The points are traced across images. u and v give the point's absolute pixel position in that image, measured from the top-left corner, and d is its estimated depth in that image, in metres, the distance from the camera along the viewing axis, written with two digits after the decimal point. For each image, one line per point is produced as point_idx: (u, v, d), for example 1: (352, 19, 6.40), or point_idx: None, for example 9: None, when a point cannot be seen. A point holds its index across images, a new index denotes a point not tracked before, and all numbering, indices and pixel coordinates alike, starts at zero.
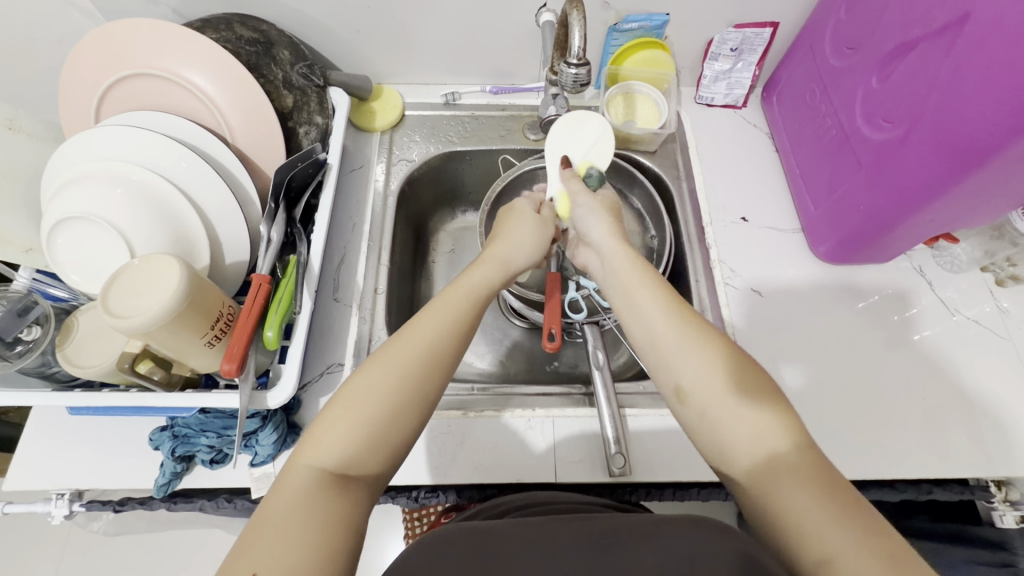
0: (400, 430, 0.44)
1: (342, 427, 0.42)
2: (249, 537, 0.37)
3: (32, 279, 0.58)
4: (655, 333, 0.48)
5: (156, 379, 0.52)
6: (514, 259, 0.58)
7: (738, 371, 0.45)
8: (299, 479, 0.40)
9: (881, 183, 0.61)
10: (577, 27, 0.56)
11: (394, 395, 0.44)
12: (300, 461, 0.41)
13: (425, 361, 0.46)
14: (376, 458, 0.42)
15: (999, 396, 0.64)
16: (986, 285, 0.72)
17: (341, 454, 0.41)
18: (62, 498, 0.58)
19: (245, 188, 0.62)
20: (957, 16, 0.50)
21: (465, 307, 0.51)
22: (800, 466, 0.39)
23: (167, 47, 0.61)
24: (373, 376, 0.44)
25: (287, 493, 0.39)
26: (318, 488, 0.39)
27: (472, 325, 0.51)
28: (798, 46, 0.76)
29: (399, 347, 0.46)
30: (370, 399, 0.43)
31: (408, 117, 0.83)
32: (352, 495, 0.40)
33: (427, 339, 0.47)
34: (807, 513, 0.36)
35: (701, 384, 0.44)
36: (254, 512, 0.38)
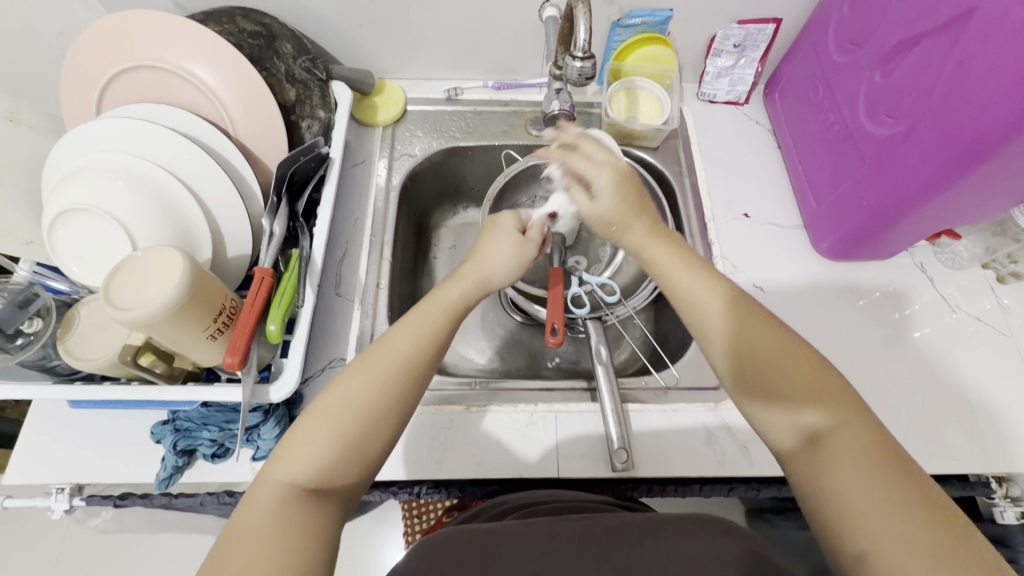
0: (373, 442, 0.44)
1: (317, 440, 0.42)
2: (224, 551, 0.37)
3: (33, 272, 0.57)
4: (696, 294, 0.51)
5: (157, 372, 0.52)
6: (496, 277, 0.58)
7: (781, 347, 0.45)
8: (273, 492, 0.40)
9: (883, 180, 0.61)
10: (583, 20, 0.56)
11: (369, 409, 0.44)
12: (273, 474, 0.41)
13: (400, 372, 0.47)
14: (352, 470, 0.43)
15: (999, 392, 0.65)
16: (987, 282, 0.72)
17: (315, 470, 0.42)
18: (62, 492, 0.57)
19: (247, 181, 0.62)
20: (962, 11, 0.50)
21: (441, 320, 0.52)
22: (841, 437, 0.40)
23: (167, 38, 0.61)
24: (349, 393, 0.45)
25: (259, 508, 0.39)
26: (293, 502, 0.40)
27: (448, 336, 0.52)
28: (801, 42, 0.76)
29: (378, 359, 0.47)
30: (343, 413, 0.44)
31: (410, 112, 0.83)
32: (325, 510, 0.41)
33: (405, 350, 0.48)
34: (851, 494, 0.38)
35: (743, 349, 0.47)
36: (223, 528, 0.39)
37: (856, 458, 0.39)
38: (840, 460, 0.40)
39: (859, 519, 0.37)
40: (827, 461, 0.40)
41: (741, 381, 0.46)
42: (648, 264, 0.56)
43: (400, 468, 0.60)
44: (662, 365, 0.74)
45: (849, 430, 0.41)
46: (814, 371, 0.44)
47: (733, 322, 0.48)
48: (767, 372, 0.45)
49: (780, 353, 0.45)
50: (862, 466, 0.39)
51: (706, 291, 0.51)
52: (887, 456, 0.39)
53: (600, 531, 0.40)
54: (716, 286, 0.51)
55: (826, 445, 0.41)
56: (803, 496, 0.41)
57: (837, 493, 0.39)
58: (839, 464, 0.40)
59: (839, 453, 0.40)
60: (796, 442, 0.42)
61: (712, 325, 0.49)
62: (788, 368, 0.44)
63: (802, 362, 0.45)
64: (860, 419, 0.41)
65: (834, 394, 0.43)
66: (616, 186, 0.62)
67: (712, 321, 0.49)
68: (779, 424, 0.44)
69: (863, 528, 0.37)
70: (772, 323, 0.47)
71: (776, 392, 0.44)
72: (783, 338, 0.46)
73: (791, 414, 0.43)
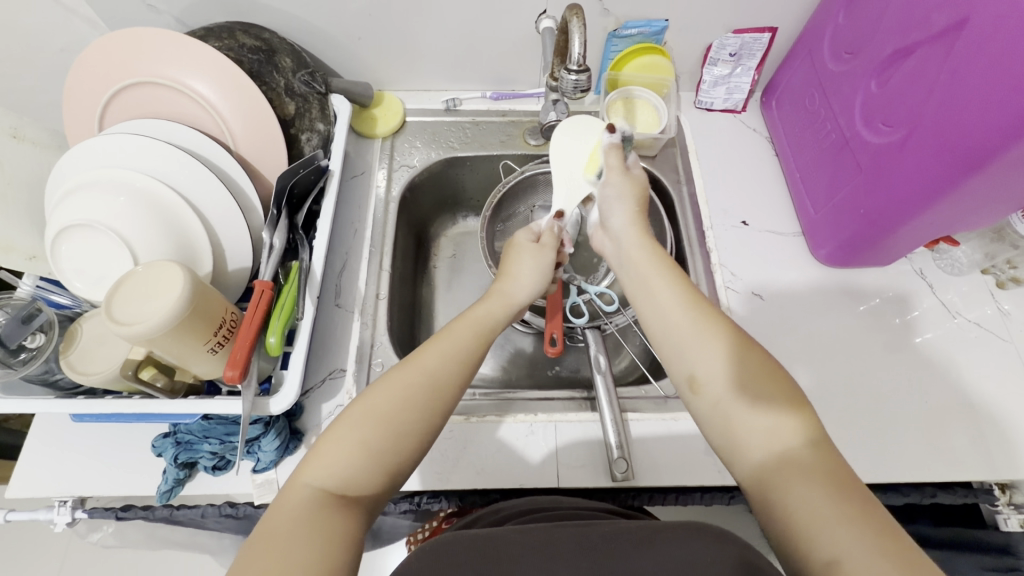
0: (401, 456, 0.44)
1: (345, 446, 0.43)
2: (250, 551, 0.37)
3: (36, 287, 0.58)
4: (669, 318, 0.51)
5: (159, 386, 0.52)
6: (520, 293, 0.59)
7: (754, 369, 0.46)
8: (300, 497, 0.41)
9: (880, 188, 0.61)
10: (577, 34, 0.56)
11: (399, 421, 0.45)
12: (302, 479, 0.42)
13: (427, 387, 0.47)
14: (377, 480, 0.43)
15: (1001, 397, 0.64)
16: (987, 287, 0.72)
17: (342, 476, 0.42)
18: (64, 505, 0.57)
19: (248, 195, 0.63)
20: (955, 21, 0.50)
21: (470, 338, 0.52)
22: (806, 456, 0.40)
23: (168, 55, 0.62)
24: (377, 402, 0.45)
25: (288, 510, 0.40)
26: (320, 507, 0.40)
27: (479, 353, 0.52)
28: (797, 50, 0.76)
29: (404, 373, 0.48)
30: (372, 424, 0.44)
31: (409, 122, 0.84)
32: (351, 516, 0.40)
33: (433, 367, 0.48)
34: (813, 511, 0.38)
35: (713, 374, 0.47)
36: (254, 528, 0.39)
37: (818, 475, 0.39)
38: (806, 477, 0.39)
39: (824, 532, 0.37)
40: (792, 476, 0.40)
41: (709, 405, 0.46)
42: (636, 276, 0.56)
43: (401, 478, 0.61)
44: (662, 373, 0.74)
45: (814, 452, 0.41)
46: (784, 392, 0.44)
47: (697, 345, 0.48)
48: (741, 389, 0.45)
49: (752, 376, 0.45)
50: (828, 483, 0.39)
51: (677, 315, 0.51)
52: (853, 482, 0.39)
53: (597, 536, 0.40)
54: (693, 308, 0.51)
55: (792, 461, 0.41)
56: (766, 511, 0.40)
57: (800, 506, 0.38)
58: (805, 481, 0.39)
59: (805, 471, 0.40)
60: (764, 458, 0.42)
61: (693, 340, 0.49)
62: (760, 389, 0.44)
63: (775, 384, 0.45)
64: (824, 448, 0.41)
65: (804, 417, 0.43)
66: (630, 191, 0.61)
67: (687, 339, 0.49)
68: (747, 439, 0.43)
69: (824, 537, 0.36)
70: (750, 347, 0.48)
71: (737, 412, 0.44)
72: (758, 364, 0.46)
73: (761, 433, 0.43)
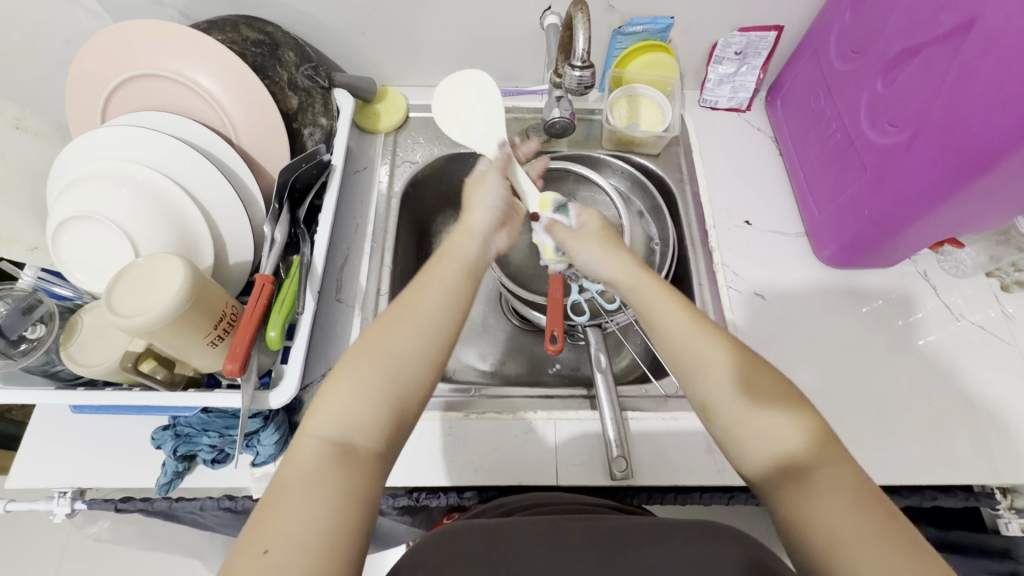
0: (404, 397, 0.43)
1: (348, 390, 0.42)
2: (264, 512, 0.37)
3: (38, 278, 0.58)
4: (683, 336, 0.49)
5: (159, 378, 0.52)
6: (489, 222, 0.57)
7: (768, 387, 0.45)
8: (308, 451, 0.40)
9: (884, 188, 0.61)
10: (582, 30, 0.56)
11: (394, 359, 0.44)
12: (309, 429, 0.41)
13: (418, 325, 0.46)
14: (381, 427, 0.42)
15: (1004, 401, 0.64)
16: (991, 290, 0.71)
17: (348, 423, 0.41)
18: (64, 496, 0.58)
19: (249, 188, 0.63)
20: (963, 21, 0.50)
21: (458, 274, 0.51)
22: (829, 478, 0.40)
23: (170, 47, 0.62)
24: (373, 338, 0.45)
25: (299, 464, 0.39)
26: (328, 458, 0.39)
27: (470, 288, 0.51)
28: (802, 49, 0.76)
29: (396, 310, 0.47)
30: (369, 366, 0.43)
31: (412, 118, 0.83)
32: (361, 465, 0.40)
33: (423, 300, 0.48)
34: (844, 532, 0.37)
35: (729, 398, 0.45)
36: (267, 488, 0.39)
37: (841, 492, 0.39)
38: (832, 500, 0.39)
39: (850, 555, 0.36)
40: (815, 496, 0.39)
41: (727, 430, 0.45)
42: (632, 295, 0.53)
43: (400, 473, 0.60)
44: (662, 373, 0.73)
45: (830, 468, 0.41)
46: (787, 403, 0.44)
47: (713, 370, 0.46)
48: (753, 406, 0.44)
49: (765, 395, 0.44)
50: (853, 502, 0.39)
51: (695, 335, 0.48)
52: (873, 494, 0.39)
53: (600, 533, 0.40)
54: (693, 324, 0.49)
55: (814, 480, 0.40)
56: (788, 528, 0.40)
57: (831, 530, 0.38)
58: (830, 505, 0.39)
59: (829, 493, 0.39)
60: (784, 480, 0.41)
61: (706, 362, 0.47)
62: (774, 408, 0.44)
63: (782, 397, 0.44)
64: (839, 461, 0.41)
65: (815, 424, 0.43)
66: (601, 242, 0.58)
67: (699, 367, 0.47)
68: (768, 461, 0.42)
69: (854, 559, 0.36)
70: (756, 366, 0.46)
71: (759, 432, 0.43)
72: (768, 386, 0.45)
73: (784, 454, 0.42)
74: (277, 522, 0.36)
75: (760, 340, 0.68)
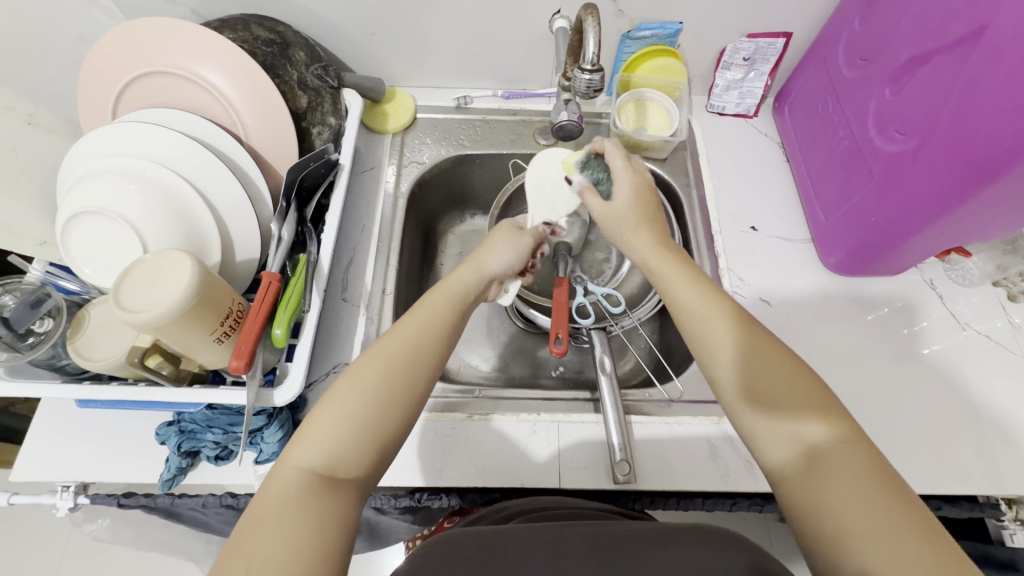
0: (386, 427, 0.44)
1: (330, 424, 0.43)
2: (241, 539, 0.37)
3: (45, 272, 0.58)
4: (696, 309, 0.50)
5: (164, 374, 0.52)
6: (495, 264, 0.58)
7: (778, 363, 0.46)
8: (289, 479, 0.40)
9: (891, 195, 0.61)
10: (592, 34, 0.56)
11: (379, 396, 0.44)
12: (289, 460, 0.41)
13: (408, 360, 0.47)
14: (362, 461, 0.43)
15: (1009, 412, 0.64)
16: (998, 300, 0.71)
17: (328, 457, 0.42)
18: (67, 490, 0.58)
19: (257, 186, 0.63)
20: (973, 29, 0.50)
21: (447, 312, 0.52)
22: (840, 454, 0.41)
23: (181, 45, 0.62)
24: (358, 375, 0.45)
25: (275, 495, 0.39)
26: (308, 489, 0.40)
27: (456, 326, 0.52)
28: (810, 57, 0.76)
29: (382, 347, 0.47)
30: (355, 399, 0.44)
31: (419, 119, 0.84)
32: (339, 499, 0.40)
33: (411, 338, 0.48)
34: (852, 510, 0.38)
35: (743, 371, 0.46)
36: (240, 519, 0.39)
37: (857, 477, 0.39)
38: (843, 475, 0.39)
39: (857, 533, 0.37)
40: (829, 479, 0.40)
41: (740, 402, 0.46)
42: (653, 273, 0.55)
43: (403, 473, 0.60)
44: (666, 377, 0.73)
45: (850, 453, 0.41)
46: (812, 392, 0.44)
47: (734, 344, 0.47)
48: (761, 383, 0.45)
49: (786, 378, 0.45)
50: (862, 479, 0.39)
51: (707, 311, 0.50)
52: (885, 472, 0.40)
53: (602, 538, 0.40)
54: (719, 306, 0.50)
55: (826, 455, 0.41)
56: (797, 504, 0.41)
57: (842, 512, 0.38)
58: (841, 480, 0.39)
59: (840, 468, 0.40)
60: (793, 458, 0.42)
61: (717, 340, 0.48)
62: (789, 387, 0.44)
63: (804, 381, 0.45)
64: (864, 450, 0.41)
65: (824, 403, 0.43)
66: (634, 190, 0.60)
67: (723, 346, 0.48)
68: (778, 437, 0.43)
69: (860, 537, 0.37)
70: (780, 352, 0.47)
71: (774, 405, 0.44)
72: (788, 371, 0.45)
73: (795, 429, 0.43)
74: (252, 555, 0.36)
75: None
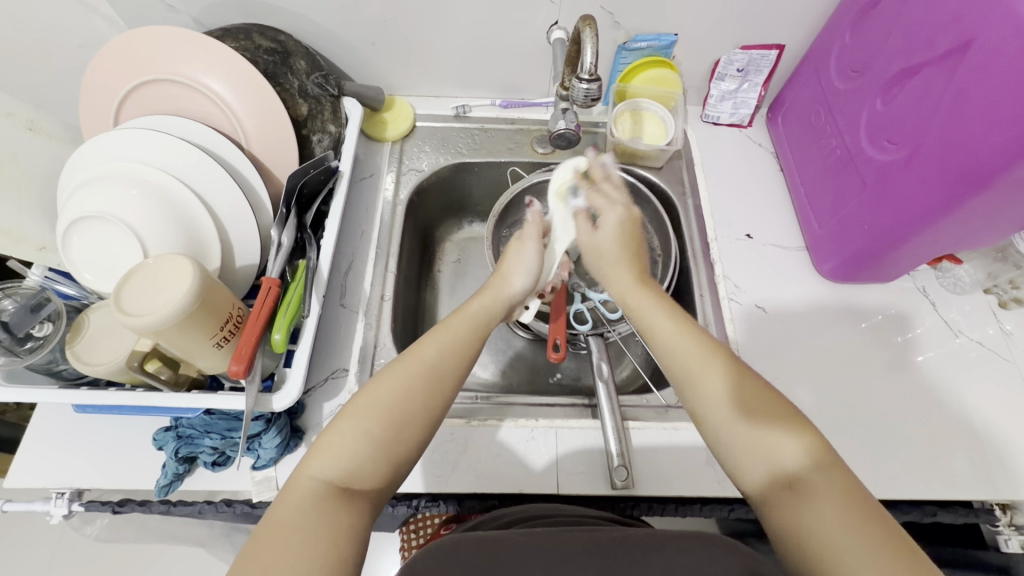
0: (403, 442, 0.45)
1: (348, 436, 0.43)
2: (255, 544, 0.37)
3: (44, 277, 0.58)
4: (678, 347, 0.52)
5: (163, 378, 0.53)
6: (512, 287, 0.60)
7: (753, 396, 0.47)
8: (306, 488, 0.41)
9: (884, 204, 0.62)
10: (589, 45, 0.58)
11: (397, 410, 0.45)
12: (307, 470, 0.42)
13: (427, 380, 0.47)
14: (379, 472, 0.43)
15: (1002, 417, 0.64)
16: (989, 307, 0.72)
17: (345, 467, 0.42)
18: (61, 497, 0.57)
19: (258, 193, 0.64)
20: (959, 43, 0.51)
21: (466, 332, 0.52)
22: (824, 480, 0.41)
23: (184, 53, 0.63)
24: (377, 390, 0.46)
25: (295, 501, 0.40)
26: (325, 498, 0.40)
27: (476, 348, 0.52)
28: (802, 69, 0.78)
29: (404, 365, 0.48)
30: (372, 413, 0.44)
31: (418, 127, 0.85)
32: (354, 507, 0.41)
33: (431, 358, 0.49)
34: (836, 539, 0.38)
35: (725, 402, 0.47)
36: (260, 521, 0.39)
37: (840, 504, 0.40)
38: (823, 505, 0.40)
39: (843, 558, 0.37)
40: (811, 507, 0.40)
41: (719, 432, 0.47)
42: (631, 309, 0.57)
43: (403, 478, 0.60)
44: (664, 383, 0.74)
45: (822, 474, 0.42)
46: (793, 421, 0.45)
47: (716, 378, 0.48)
48: (749, 412, 0.46)
49: (750, 398, 0.47)
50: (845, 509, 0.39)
51: (688, 346, 0.51)
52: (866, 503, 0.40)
53: (604, 541, 0.39)
54: (695, 334, 0.52)
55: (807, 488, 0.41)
56: (778, 531, 0.41)
57: (819, 534, 0.39)
58: (820, 507, 0.40)
59: (820, 497, 0.40)
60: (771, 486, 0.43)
61: (698, 374, 0.49)
62: (771, 420, 0.45)
63: (780, 413, 0.45)
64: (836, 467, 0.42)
65: (807, 438, 0.44)
66: (621, 226, 0.63)
67: (694, 369, 0.49)
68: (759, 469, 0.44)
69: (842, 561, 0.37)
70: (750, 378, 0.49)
71: (761, 433, 0.45)
72: (763, 394, 0.47)
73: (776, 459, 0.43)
74: (268, 557, 0.36)
75: (760, 352, 0.68)
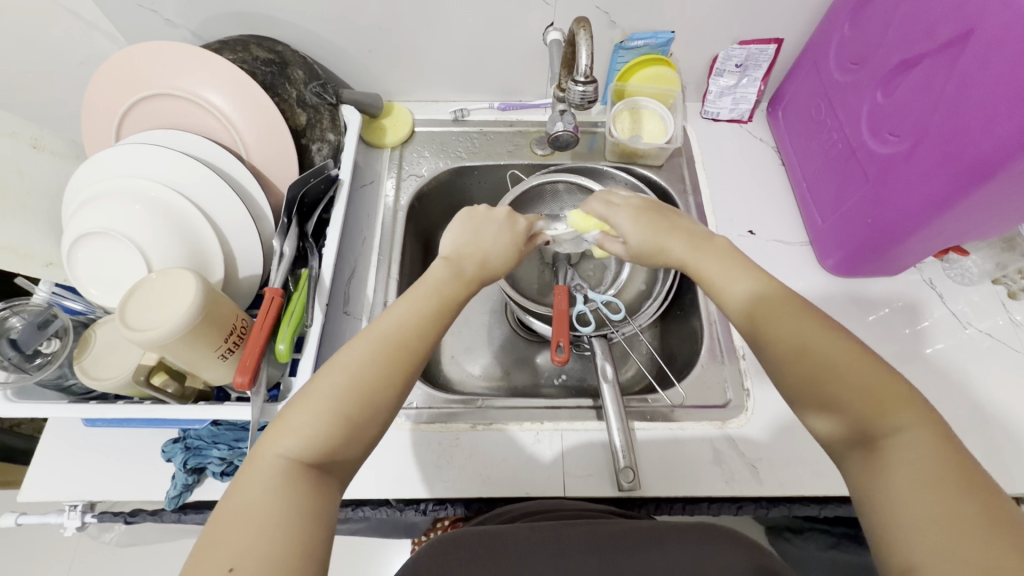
0: (374, 425, 0.44)
1: (316, 421, 0.42)
2: (216, 532, 0.36)
3: (51, 293, 0.59)
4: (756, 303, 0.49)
5: (170, 391, 0.53)
6: (493, 262, 0.59)
7: (817, 358, 0.43)
8: (270, 470, 0.40)
9: (887, 195, 0.61)
10: (585, 46, 0.57)
11: (373, 388, 0.45)
12: (267, 449, 0.41)
13: (395, 359, 0.47)
14: (348, 451, 0.43)
15: (1012, 409, 0.63)
16: (998, 297, 0.71)
17: (310, 447, 0.41)
18: (75, 509, 0.58)
19: (259, 204, 0.64)
20: (959, 32, 0.51)
21: (432, 306, 0.52)
22: (889, 444, 0.38)
23: (183, 67, 0.63)
24: (349, 367, 0.45)
25: (259, 481, 0.39)
26: (290, 479, 0.39)
27: (443, 319, 0.52)
28: (802, 61, 0.77)
29: (381, 344, 0.47)
30: (342, 397, 0.43)
31: (418, 133, 0.85)
32: (321, 491, 0.40)
33: (408, 338, 0.48)
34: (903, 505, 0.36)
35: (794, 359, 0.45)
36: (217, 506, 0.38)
37: (913, 471, 0.36)
38: (891, 469, 0.37)
39: (910, 528, 0.35)
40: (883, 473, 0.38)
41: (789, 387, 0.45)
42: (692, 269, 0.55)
43: (405, 485, 0.60)
44: (668, 383, 0.73)
45: (898, 435, 0.38)
46: (860, 382, 0.41)
47: (783, 323, 0.46)
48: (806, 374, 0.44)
49: (817, 350, 0.44)
50: (916, 471, 0.36)
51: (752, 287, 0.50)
52: (951, 460, 0.36)
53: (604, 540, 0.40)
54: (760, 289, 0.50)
55: (882, 451, 0.38)
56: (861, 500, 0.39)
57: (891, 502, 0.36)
58: (891, 474, 0.37)
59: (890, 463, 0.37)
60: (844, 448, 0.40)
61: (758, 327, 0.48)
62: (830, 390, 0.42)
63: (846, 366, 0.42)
64: (917, 424, 0.38)
65: (873, 395, 0.40)
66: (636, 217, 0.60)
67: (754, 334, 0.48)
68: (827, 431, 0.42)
69: (909, 529, 0.35)
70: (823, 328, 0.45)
71: (824, 395, 0.42)
72: (821, 354, 0.44)
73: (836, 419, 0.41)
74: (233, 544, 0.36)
75: None
